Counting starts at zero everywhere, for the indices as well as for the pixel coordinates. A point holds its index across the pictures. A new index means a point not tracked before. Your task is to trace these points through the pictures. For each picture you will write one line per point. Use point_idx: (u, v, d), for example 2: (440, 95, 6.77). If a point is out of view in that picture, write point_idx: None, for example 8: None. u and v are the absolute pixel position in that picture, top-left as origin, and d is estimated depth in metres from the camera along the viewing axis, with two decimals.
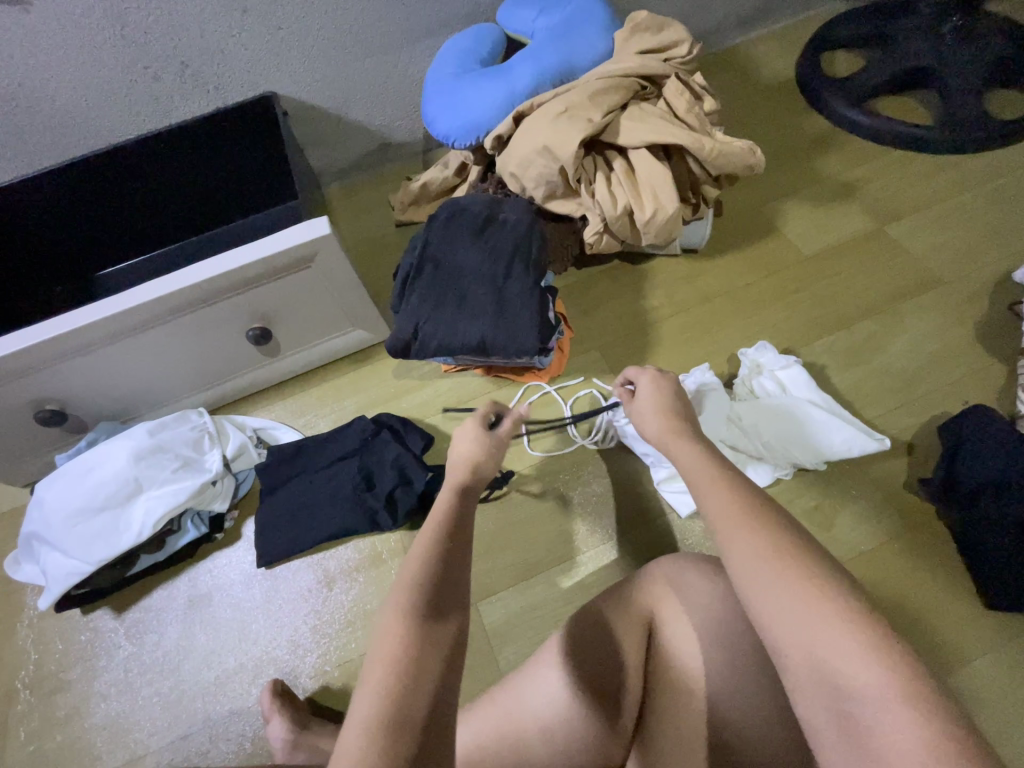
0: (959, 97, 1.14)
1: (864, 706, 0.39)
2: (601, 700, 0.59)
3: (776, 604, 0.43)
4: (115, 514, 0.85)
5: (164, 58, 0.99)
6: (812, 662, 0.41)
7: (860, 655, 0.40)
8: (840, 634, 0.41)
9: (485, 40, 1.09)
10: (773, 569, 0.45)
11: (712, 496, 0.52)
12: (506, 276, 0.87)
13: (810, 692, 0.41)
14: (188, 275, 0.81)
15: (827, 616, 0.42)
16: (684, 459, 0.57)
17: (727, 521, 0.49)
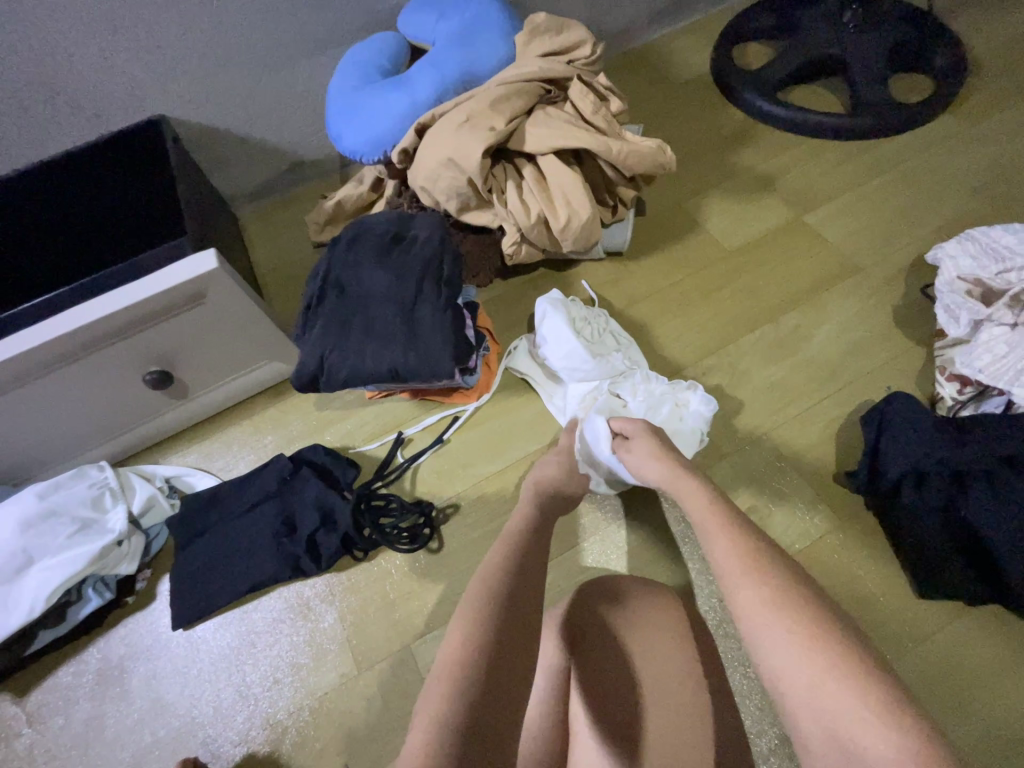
0: (865, 83, 1.16)
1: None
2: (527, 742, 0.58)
3: (789, 669, 0.43)
4: (4, 591, 0.77)
5: (30, 86, 0.91)
6: (821, 721, 0.41)
7: (867, 716, 0.39)
8: (850, 701, 0.40)
9: (385, 49, 1.05)
10: (780, 624, 0.45)
11: (719, 544, 0.53)
12: (416, 298, 0.83)
13: (818, 751, 0.41)
14: (62, 323, 0.73)
15: (831, 672, 0.42)
16: (694, 504, 0.59)
17: (731, 571, 0.50)
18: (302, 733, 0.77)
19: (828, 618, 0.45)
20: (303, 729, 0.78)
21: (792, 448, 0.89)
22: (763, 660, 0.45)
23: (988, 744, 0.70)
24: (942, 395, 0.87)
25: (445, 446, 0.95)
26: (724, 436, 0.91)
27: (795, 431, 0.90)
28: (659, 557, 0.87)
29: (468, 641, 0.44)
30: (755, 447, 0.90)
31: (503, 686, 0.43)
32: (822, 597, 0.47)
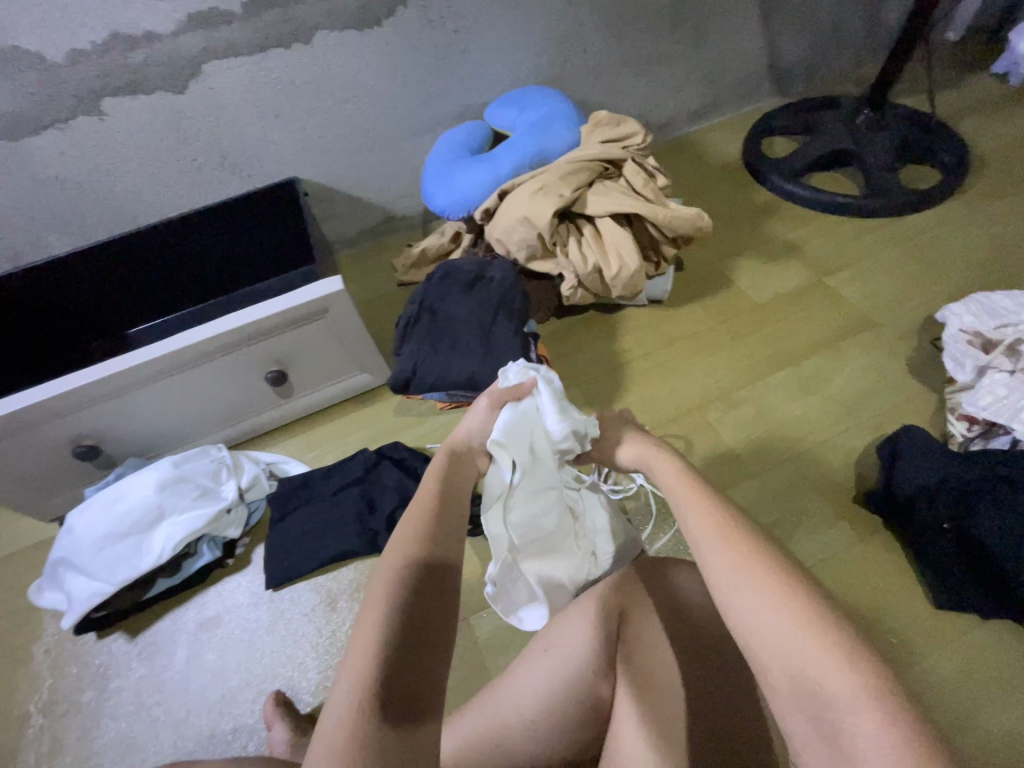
0: (876, 172, 1.36)
1: (840, 712, 0.39)
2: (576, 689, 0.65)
3: (757, 624, 0.44)
4: (139, 539, 0.93)
5: (208, 152, 1.19)
6: (789, 667, 0.41)
7: (830, 661, 0.40)
8: (817, 649, 0.41)
9: (475, 133, 1.31)
10: (753, 586, 0.45)
11: (694, 512, 0.54)
12: (493, 324, 1.01)
13: (787, 699, 0.41)
14: (222, 324, 0.95)
15: (795, 623, 0.42)
16: (670, 477, 0.59)
17: (706, 537, 0.50)
18: None
19: (800, 575, 0.46)
20: None
21: (815, 471, 1.00)
22: (733, 619, 0.46)
23: (1006, 751, 0.75)
24: (953, 433, 0.98)
25: None
26: (752, 457, 1.03)
27: (817, 456, 1.01)
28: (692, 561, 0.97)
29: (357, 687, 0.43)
30: (781, 469, 1.01)
31: (401, 712, 0.43)
32: (795, 560, 0.47)
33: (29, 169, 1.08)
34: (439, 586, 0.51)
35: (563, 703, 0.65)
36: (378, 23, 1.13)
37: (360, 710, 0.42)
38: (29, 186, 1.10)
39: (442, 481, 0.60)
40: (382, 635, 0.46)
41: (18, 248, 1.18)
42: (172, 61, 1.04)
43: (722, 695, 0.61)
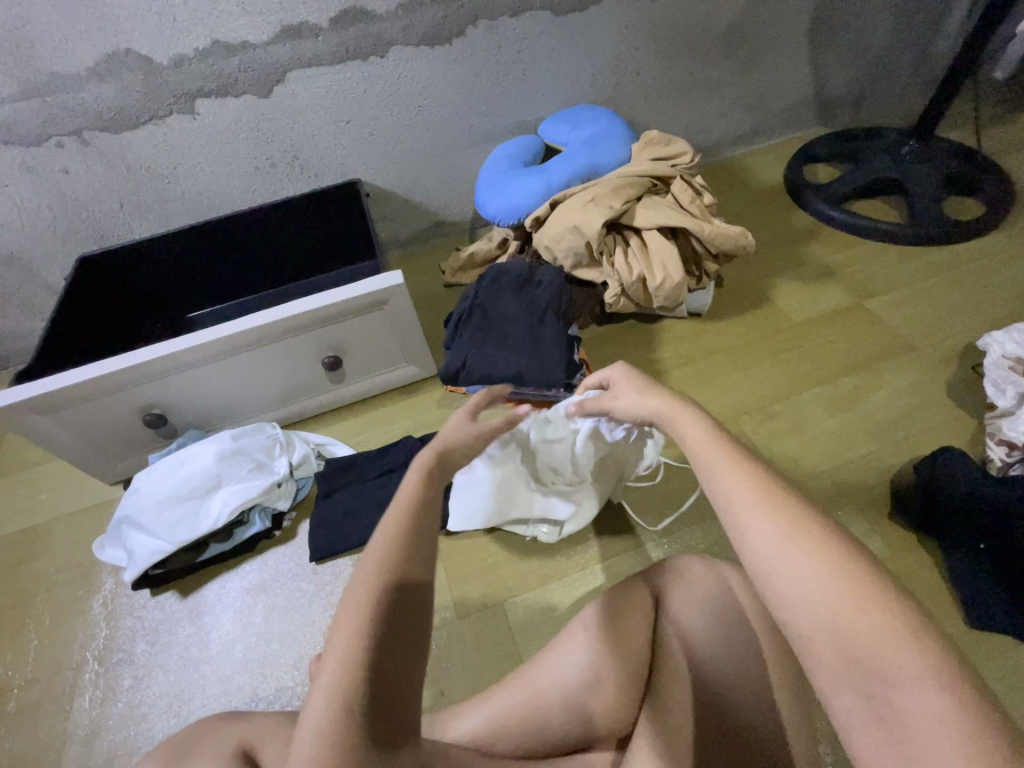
0: (919, 201, 1.38)
1: (896, 689, 0.39)
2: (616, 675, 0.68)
3: (809, 599, 0.43)
4: (197, 503, 1.00)
5: (281, 152, 1.28)
6: (841, 641, 0.41)
7: (887, 637, 0.40)
8: (873, 626, 0.41)
9: (528, 146, 1.38)
10: (804, 559, 0.44)
11: (730, 478, 0.51)
12: (540, 324, 1.06)
13: (837, 673, 0.41)
14: (289, 308, 1.02)
15: (848, 597, 0.42)
16: (696, 438, 0.56)
17: (748, 503, 0.49)
18: None
19: (845, 545, 0.45)
20: None
21: (849, 486, 1.01)
22: (780, 591, 0.45)
23: None
24: (992, 458, 0.98)
25: None
26: (786, 469, 1.04)
27: (851, 472, 1.03)
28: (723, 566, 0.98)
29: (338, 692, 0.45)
30: (815, 482, 1.02)
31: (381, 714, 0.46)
32: (839, 530, 0.46)
33: (124, 159, 1.18)
34: (410, 615, 0.50)
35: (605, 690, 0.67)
36: (449, 41, 1.22)
37: (331, 743, 0.43)
38: (121, 175, 1.20)
39: (422, 488, 0.57)
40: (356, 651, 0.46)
41: (104, 232, 1.28)
42: (261, 68, 1.14)
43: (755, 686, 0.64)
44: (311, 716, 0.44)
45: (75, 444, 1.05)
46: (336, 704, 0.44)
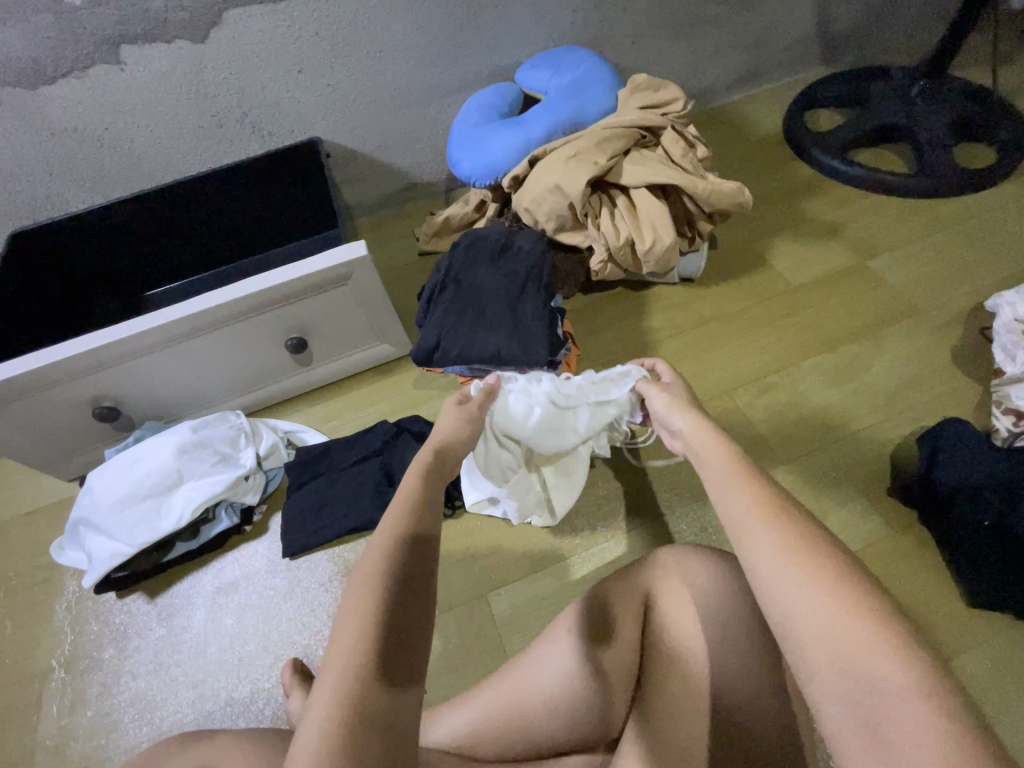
0: (928, 148, 1.28)
1: (882, 703, 0.38)
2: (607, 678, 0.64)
3: (799, 610, 0.42)
4: (157, 502, 0.93)
5: (227, 107, 1.14)
6: (830, 656, 0.40)
7: (875, 651, 0.39)
8: (860, 637, 0.40)
9: (505, 95, 1.24)
10: (798, 572, 0.43)
11: (734, 487, 0.50)
12: (520, 296, 0.98)
13: (826, 688, 0.40)
14: (244, 287, 0.92)
15: (841, 610, 0.41)
16: (703, 448, 0.55)
17: (748, 517, 0.47)
18: None
19: (846, 560, 0.43)
20: None
21: (848, 461, 0.96)
22: (772, 603, 0.44)
23: None
24: (998, 427, 0.93)
25: None
26: (783, 445, 0.99)
27: (850, 446, 0.98)
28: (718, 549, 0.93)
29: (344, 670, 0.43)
30: (811, 458, 0.97)
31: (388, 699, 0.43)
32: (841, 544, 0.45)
33: (47, 120, 1.04)
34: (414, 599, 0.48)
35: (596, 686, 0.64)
36: None
37: (336, 745, 0.40)
38: (47, 139, 1.07)
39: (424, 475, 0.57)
40: (359, 628, 0.45)
41: (37, 204, 1.16)
42: (193, 8, 0.99)
43: (745, 690, 0.59)
44: (313, 718, 0.41)
45: (21, 442, 0.97)
46: (338, 702, 0.41)
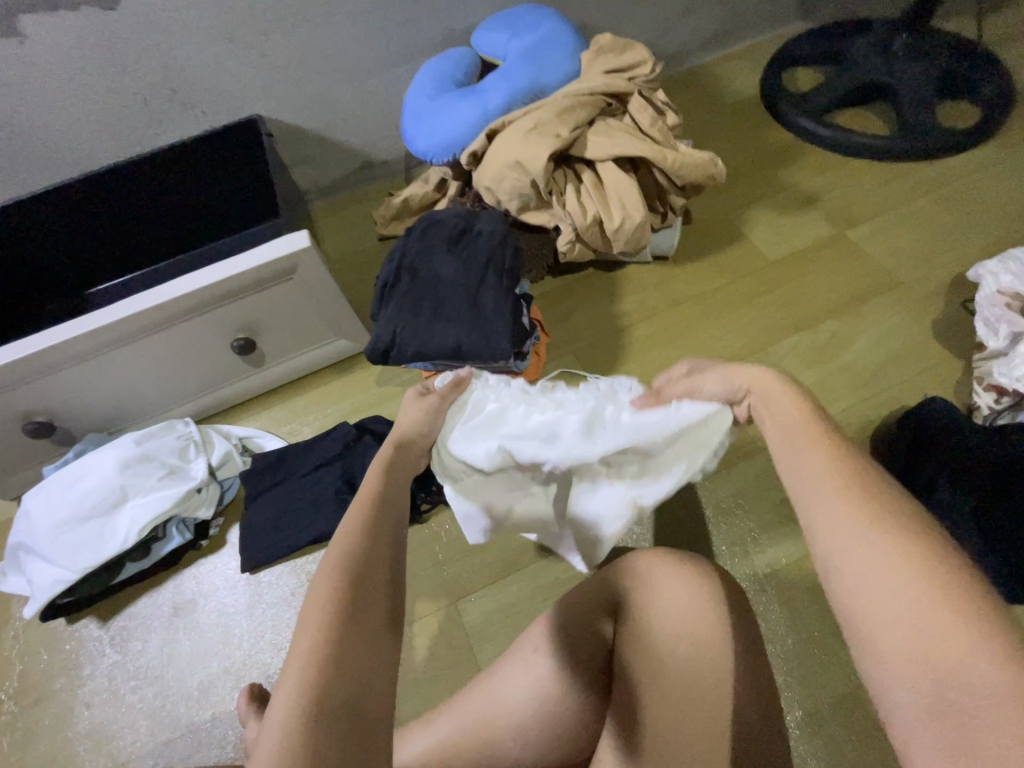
0: (910, 108, 1.21)
1: (968, 698, 0.32)
2: (568, 698, 0.62)
3: (874, 588, 0.37)
4: (101, 522, 0.87)
5: (152, 83, 1.03)
6: (905, 642, 0.35)
7: (963, 645, 0.33)
8: (945, 621, 0.34)
9: (460, 61, 1.14)
10: (880, 547, 0.38)
11: (807, 455, 0.45)
12: (480, 285, 0.91)
13: (898, 677, 0.35)
14: (176, 286, 0.84)
15: (927, 592, 0.35)
16: (771, 416, 0.50)
17: (821, 485, 0.42)
18: None
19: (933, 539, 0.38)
20: None
21: None
22: (835, 580, 0.39)
23: None
24: (979, 405, 0.90)
25: None
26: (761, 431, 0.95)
27: None
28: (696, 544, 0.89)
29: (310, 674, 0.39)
30: None
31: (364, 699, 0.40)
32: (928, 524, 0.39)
33: None
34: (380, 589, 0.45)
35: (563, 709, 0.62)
36: None
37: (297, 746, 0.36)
38: None
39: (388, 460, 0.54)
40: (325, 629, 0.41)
41: None
42: None
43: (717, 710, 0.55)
44: (274, 717, 0.38)
45: None
46: (300, 696, 0.38)
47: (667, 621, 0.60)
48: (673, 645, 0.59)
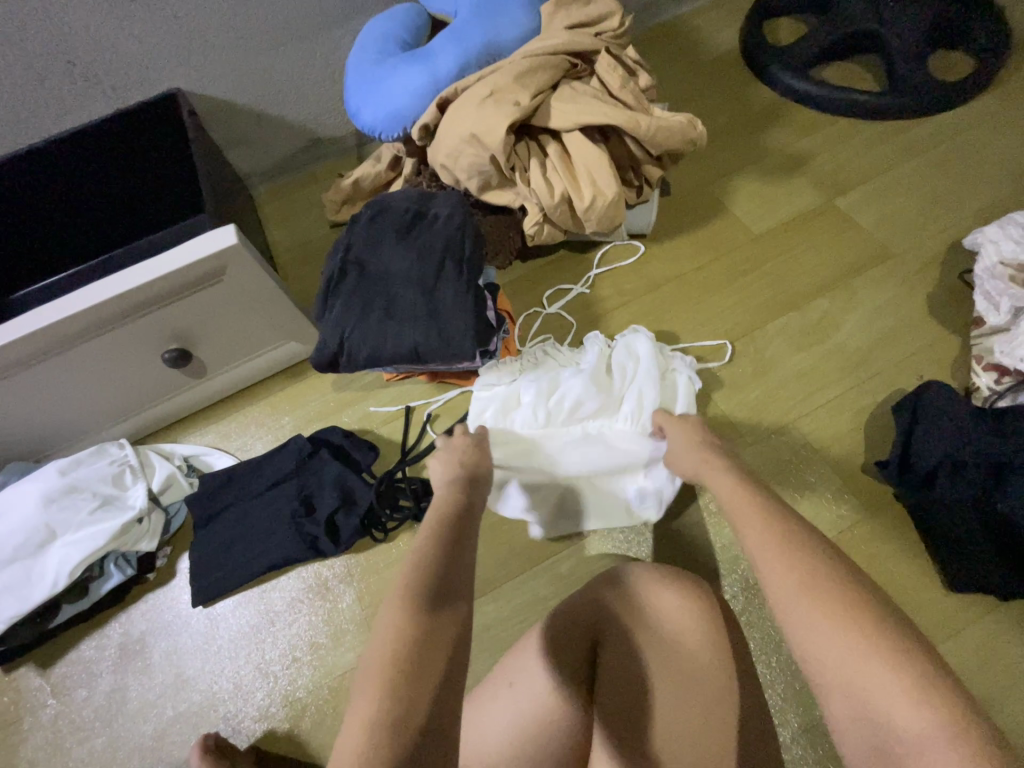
0: (902, 59, 1.11)
1: (906, 746, 0.37)
2: (545, 748, 0.55)
3: (818, 648, 0.41)
4: (28, 565, 0.78)
5: (46, 55, 0.89)
6: (847, 697, 0.40)
7: (900, 696, 0.38)
8: (884, 679, 0.38)
9: (405, 20, 1.01)
10: (824, 618, 0.42)
11: (749, 527, 0.51)
12: (438, 278, 0.81)
13: (845, 729, 0.40)
14: (82, 297, 0.72)
15: (867, 655, 0.39)
16: (723, 488, 0.57)
17: (761, 552, 0.48)
18: (321, 714, 0.78)
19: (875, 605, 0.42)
20: (322, 709, 0.78)
21: (818, 437, 0.87)
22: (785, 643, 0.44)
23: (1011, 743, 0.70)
24: (977, 386, 0.84)
25: (451, 410, 0.94)
26: (749, 423, 0.89)
27: (821, 419, 0.88)
28: (684, 550, 0.83)
29: (383, 667, 0.39)
30: (779, 435, 0.88)
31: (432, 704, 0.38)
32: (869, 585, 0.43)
33: None
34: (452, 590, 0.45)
35: (544, 747, 0.55)
36: None
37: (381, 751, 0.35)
38: None
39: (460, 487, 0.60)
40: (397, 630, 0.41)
41: None
42: None
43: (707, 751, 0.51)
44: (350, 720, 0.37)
45: None
46: (371, 701, 0.37)
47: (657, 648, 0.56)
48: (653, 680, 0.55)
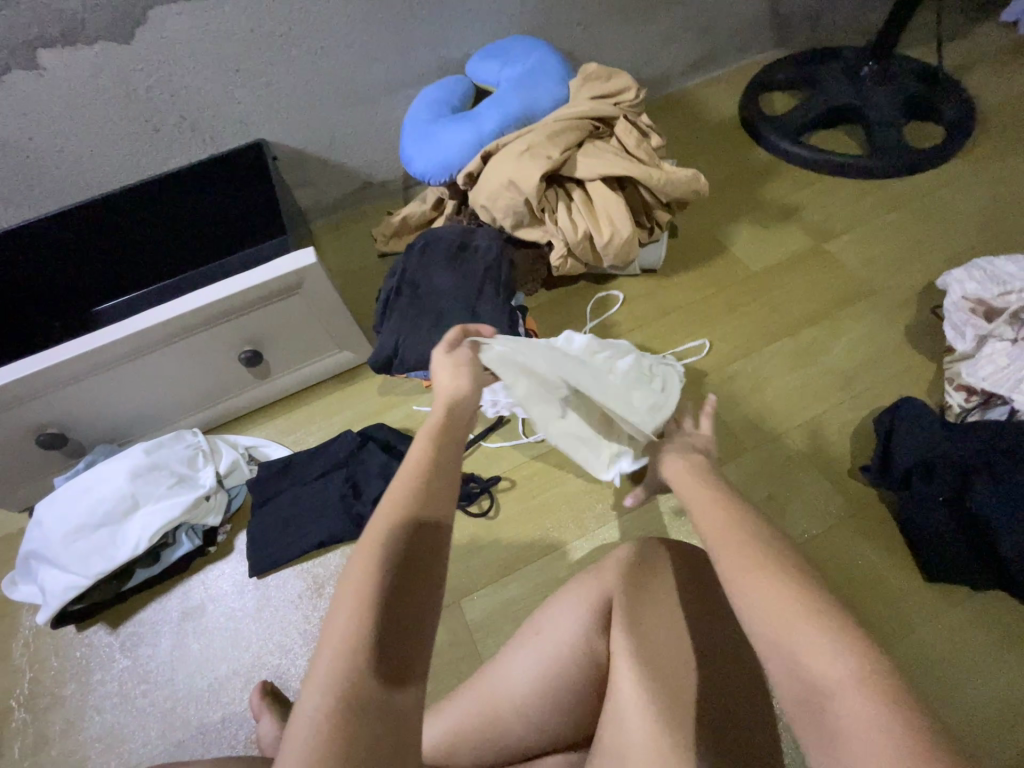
0: (878, 129, 1.29)
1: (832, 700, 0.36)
2: (562, 682, 0.63)
3: (753, 611, 0.42)
4: (113, 530, 0.89)
5: (162, 111, 1.08)
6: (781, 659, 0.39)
7: (819, 649, 0.38)
8: (806, 635, 0.39)
9: (455, 88, 1.21)
10: (762, 584, 0.43)
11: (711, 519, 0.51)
12: (478, 297, 0.96)
13: (790, 705, 0.38)
14: (185, 303, 0.88)
15: (798, 612, 0.40)
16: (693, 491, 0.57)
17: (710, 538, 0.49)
18: None
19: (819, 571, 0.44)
20: None
21: (808, 445, 0.98)
22: (735, 601, 0.44)
23: (984, 721, 0.77)
24: (950, 404, 0.95)
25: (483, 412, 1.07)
26: (748, 432, 1.00)
27: (811, 430, 1.00)
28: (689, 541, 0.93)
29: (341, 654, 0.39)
30: (774, 443, 0.99)
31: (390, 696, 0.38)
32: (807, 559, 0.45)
33: None
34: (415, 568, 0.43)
35: (565, 682, 0.63)
36: None
37: (329, 739, 0.36)
38: None
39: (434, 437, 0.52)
40: (355, 623, 0.40)
41: None
42: (112, 7, 0.93)
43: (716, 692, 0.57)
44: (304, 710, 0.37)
45: None
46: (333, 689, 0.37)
47: (668, 609, 0.61)
48: (663, 632, 0.60)
